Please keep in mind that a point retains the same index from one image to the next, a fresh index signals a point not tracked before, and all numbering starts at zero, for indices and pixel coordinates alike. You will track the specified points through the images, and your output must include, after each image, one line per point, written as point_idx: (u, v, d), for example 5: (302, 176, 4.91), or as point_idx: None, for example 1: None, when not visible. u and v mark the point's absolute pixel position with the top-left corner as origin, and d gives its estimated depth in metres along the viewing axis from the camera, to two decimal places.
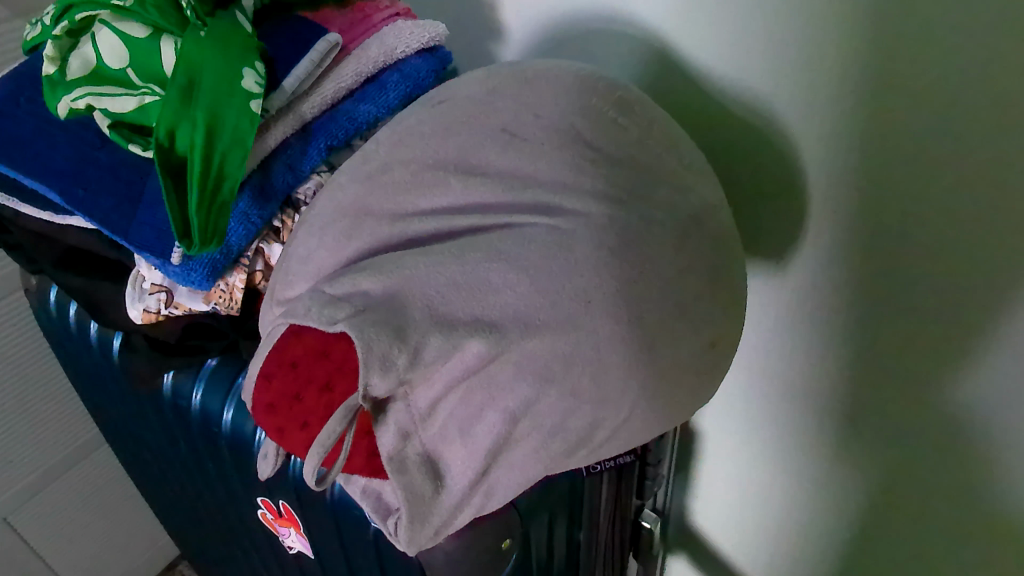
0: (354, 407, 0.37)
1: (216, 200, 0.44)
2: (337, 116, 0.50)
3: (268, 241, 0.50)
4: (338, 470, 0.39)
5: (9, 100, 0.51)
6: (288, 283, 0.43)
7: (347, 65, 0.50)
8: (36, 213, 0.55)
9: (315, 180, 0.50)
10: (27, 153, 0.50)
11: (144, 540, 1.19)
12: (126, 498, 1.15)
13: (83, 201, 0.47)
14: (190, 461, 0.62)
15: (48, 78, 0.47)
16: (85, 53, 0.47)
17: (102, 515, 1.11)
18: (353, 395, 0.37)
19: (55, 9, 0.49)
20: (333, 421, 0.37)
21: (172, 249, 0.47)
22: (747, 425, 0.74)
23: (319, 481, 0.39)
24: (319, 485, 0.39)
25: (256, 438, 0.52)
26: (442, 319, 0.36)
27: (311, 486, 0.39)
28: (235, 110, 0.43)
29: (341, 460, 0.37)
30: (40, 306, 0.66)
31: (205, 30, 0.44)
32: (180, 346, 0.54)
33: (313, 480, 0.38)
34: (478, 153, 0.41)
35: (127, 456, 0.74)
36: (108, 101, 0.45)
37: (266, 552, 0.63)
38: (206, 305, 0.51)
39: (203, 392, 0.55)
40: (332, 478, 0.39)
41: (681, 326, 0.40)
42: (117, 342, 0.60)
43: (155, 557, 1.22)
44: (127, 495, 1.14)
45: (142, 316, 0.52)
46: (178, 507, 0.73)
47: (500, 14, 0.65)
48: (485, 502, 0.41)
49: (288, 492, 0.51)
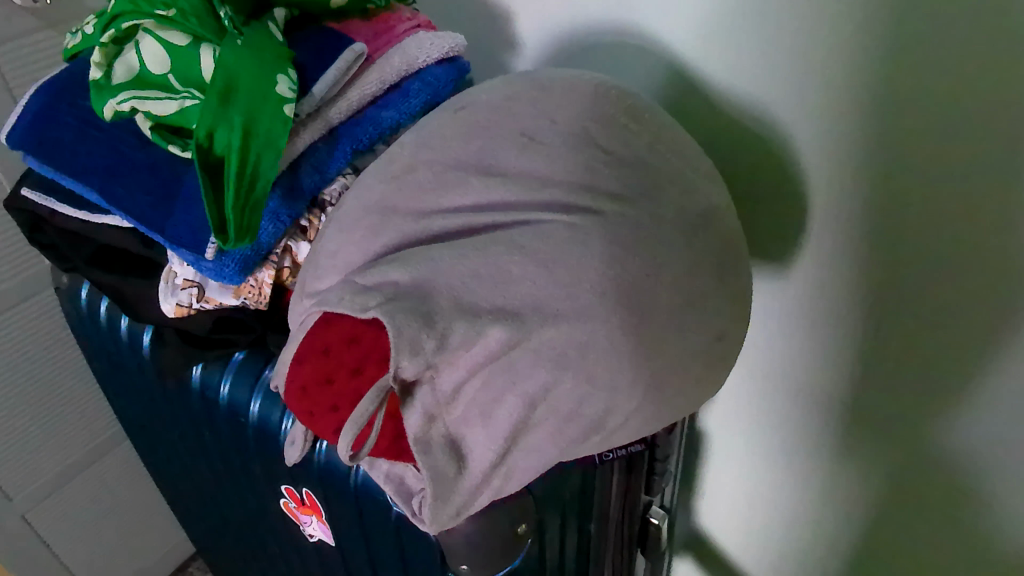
0: (384, 388, 0.38)
1: (250, 197, 0.46)
2: (362, 121, 0.54)
3: (296, 240, 0.53)
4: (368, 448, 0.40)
5: (56, 104, 0.54)
6: (318, 276, 0.45)
7: (372, 73, 0.54)
8: (71, 212, 0.59)
9: (340, 182, 0.54)
10: (71, 155, 0.53)
11: (159, 543, 1.22)
12: (144, 499, 1.17)
13: (125, 200, 0.50)
14: (215, 454, 0.64)
15: (94, 83, 0.49)
16: (128, 60, 0.48)
17: (116, 517, 1.13)
18: (383, 377, 0.38)
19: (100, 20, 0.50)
20: (366, 401, 0.39)
21: (207, 245, 0.49)
22: (753, 427, 0.75)
23: (350, 457, 0.40)
24: (351, 460, 0.40)
25: (283, 427, 0.53)
26: (466, 306, 0.38)
27: (344, 460, 0.40)
28: (268, 115, 0.46)
29: (372, 439, 0.39)
30: (71, 304, 0.69)
31: (242, 39, 0.47)
32: (210, 340, 0.56)
33: (346, 455, 0.40)
34: (500, 155, 0.44)
35: (153, 452, 0.77)
36: (150, 105, 0.47)
37: (286, 541, 0.65)
38: (236, 300, 0.53)
39: (230, 384, 0.56)
40: (364, 453, 0.40)
41: (690, 318, 0.43)
42: (147, 336, 0.61)
43: (169, 555, 1.24)
44: (145, 495, 1.17)
45: (174, 310, 0.54)
46: (201, 499, 0.76)
47: (515, 27, 0.68)
48: (504, 484, 0.43)
49: (311, 481, 0.53)
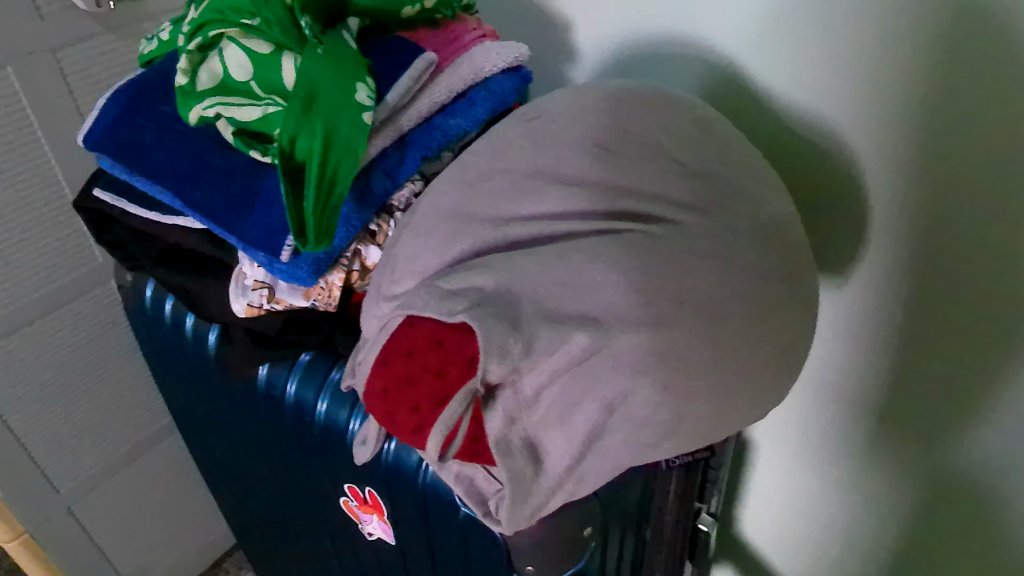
0: (471, 392, 0.40)
1: (328, 202, 0.47)
2: (432, 129, 0.55)
3: (366, 244, 0.54)
4: (455, 446, 0.42)
5: (137, 107, 0.56)
6: (394, 280, 0.46)
7: (441, 81, 0.55)
8: (142, 212, 0.61)
9: (409, 188, 0.55)
10: (149, 157, 0.54)
11: (200, 532, 1.27)
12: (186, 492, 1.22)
13: (202, 202, 0.52)
14: (273, 452, 0.65)
15: (179, 88, 0.50)
16: (212, 66, 0.50)
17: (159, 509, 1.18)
18: (471, 382, 0.40)
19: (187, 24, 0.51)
20: (454, 404, 0.40)
21: (283, 247, 0.50)
22: (804, 439, 0.75)
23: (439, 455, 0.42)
24: (440, 457, 0.42)
25: (351, 428, 0.54)
26: (551, 313, 0.39)
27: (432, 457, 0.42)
28: (349, 123, 0.47)
29: (460, 437, 0.41)
30: (135, 301, 0.70)
31: (323, 48, 0.48)
32: (278, 340, 0.57)
33: (435, 454, 0.42)
34: (572, 165, 0.45)
35: (208, 448, 0.79)
36: (235, 111, 0.48)
37: (342, 538, 0.66)
38: (306, 301, 0.54)
39: (297, 383, 0.57)
40: (451, 451, 0.42)
41: (762, 328, 0.43)
42: (212, 335, 0.63)
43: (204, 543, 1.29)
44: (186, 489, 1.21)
45: (246, 310, 0.56)
46: (254, 495, 0.77)
47: (574, 37, 0.69)
48: (577, 487, 0.43)
49: (376, 481, 0.54)
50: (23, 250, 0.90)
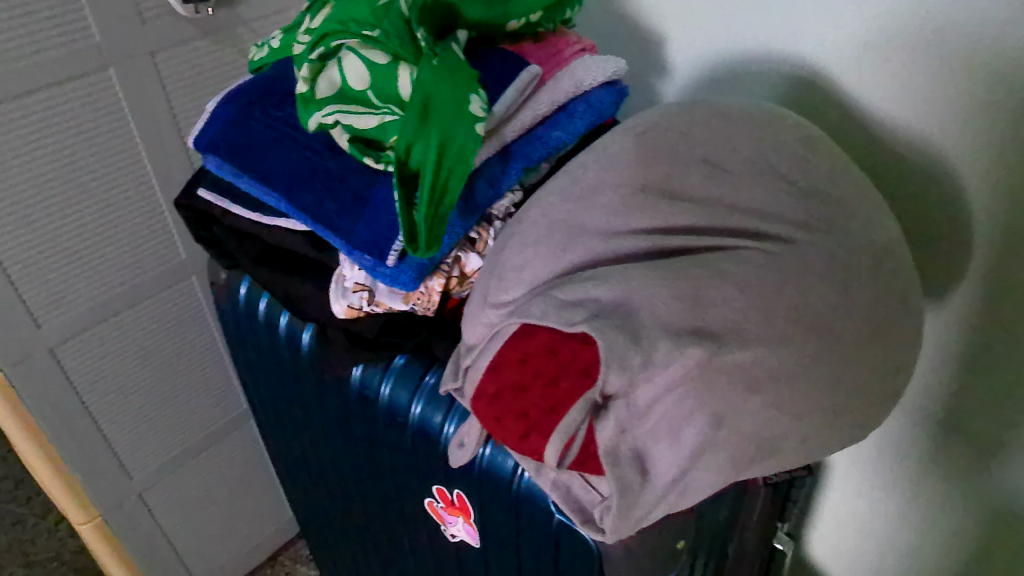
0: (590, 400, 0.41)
1: (439, 209, 0.48)
2: (533, 141, 0.56)
3: (466, 251, 0.56)
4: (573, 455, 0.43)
5: (250, 112, 0.58)
6: (502, 288, 0.48)
7: (543, 94, 0.56)
8: (245, 213, 0.63)
9: (509, 199, 0.56)
10: (261, 160, 0.56)
11: (254, 515, 1.35)
12: (247, 474, 1.30)
13: (311, 205, 0.53)
14: (358, 450, 0.67)
15: (301, 95, 0.52)
16: (330, 74, 0.51)
17: (218, 491, 1.26)
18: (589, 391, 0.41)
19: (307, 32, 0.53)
20: (575, 412, 0.41)
21: (389, 252, 0.51)
22: (893, 468, 0.73)
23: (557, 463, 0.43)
24: (558, 464, 0.43)
25: (445, 432, 0.56)
26: (671, 326, 0.40)
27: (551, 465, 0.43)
28: (462, 132, 0.48)
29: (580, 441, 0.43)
30: (229, 298, 0.73)
31: (438, 60, 0.49)
32: (374, 342, 0.58)
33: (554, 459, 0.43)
34: (685, 180, 0.46)
35: (289, 443, 0.81)
36: (354, 119, 0.49)
37: (421, 538, 0.68)
38: (405, 305, 0.56)
39: (392, 386, 0.59)
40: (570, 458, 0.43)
41: (873, 348, 0.43)
42: (307, 334, 0.65)
43: (259, 526, 1.37)
44: (246, 471, 1.30)
45: (346, 311, 0.57)
46: (330, 492, 0.79)
47: (666, 50, 0.70)
48: (678, 501, 0.43)
49: (469, 483, 0.56)
50: (115, 246, 0.97)
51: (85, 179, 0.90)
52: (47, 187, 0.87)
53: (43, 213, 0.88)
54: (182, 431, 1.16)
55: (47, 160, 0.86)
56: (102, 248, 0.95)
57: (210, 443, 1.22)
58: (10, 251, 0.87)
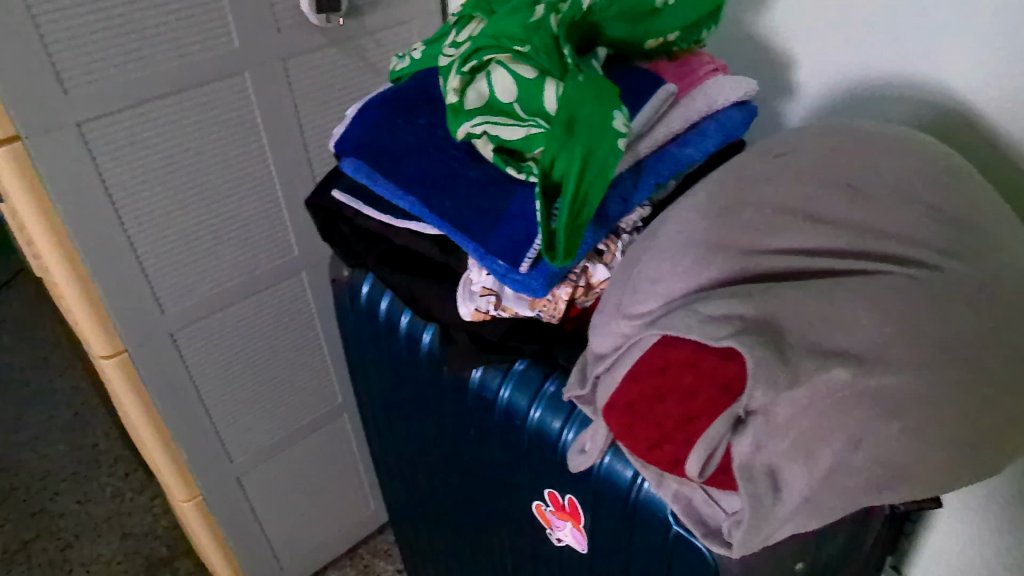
0: (735, 415, 0.42)
1: (577, 220, 0.50)
2: (665, 157, 0.57)
3: (593, 262, 0.57)
4: (715, 464, 0.43)
5: (393, 121, 0.61)
6: (636, 299, 0.48)
7: (677, 112, 0.57)
8: (377, 215, 0.66)
9: (638, 213, 0.58)
10: (402, 165, 0.59)
11: (336, 502, 1.42)
12: (335, 466, 1.36)
13: (451, 210, 0.56)
14: (468, 450, 0.69)
15: (450, 105, 0.55)
16: (479, 87, 0.54)
17: (307, 478, 1.33)
18: (734, 406, 0.42)
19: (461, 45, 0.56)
20: (716, 425, 0.42)
21: (523, 259, 0.53)
22: (1008, 515, 0.70)
23: (698, 471, 0.43)
24: (700, 472, 0.43)
25: (564, 438, 0.57)
26: (817, 347, 0.41)
27: (692, 472, 0.43)
28: (605, 148, 0.49)
29: (722, 450, 0.43)
30: (351, 295, 0.76)
31: (583, 75, 0.50)
32: (499, 345, 0.60)
33: (695, 467, 0.43)
34: (828, 204, 0.46)
35: (393, 437, 0.84)
36: (500, 130, 0.52)
37: (523, 540, 0.69)
38: (531, 311, 0.58)
39: (511, 389, 0.61)
40: (711, 467, 0.43)
41: (1016, 383, 0.43)
42: (428, 334, 0.67)
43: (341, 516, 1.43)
44: (334, 463, 1.35)
45: (473, 314, 0.60)
46: (432, 487, 0.82)
47: (795, 73, 0.70)
48: (807, 521, 0.44)
49: (585, 488, 0.57)
50: (236, 241, 1.02)
51: (215, 177, 0.96)
52: (181, 182, 0.94)
53: (175, 206, 0.95)
54: (281, 420, 1.22)
55: (183, 158, 0.93)
56: (224, 243, 1.01)
57: (305, 433, 1.27)
58: (144, 241, 0.94)
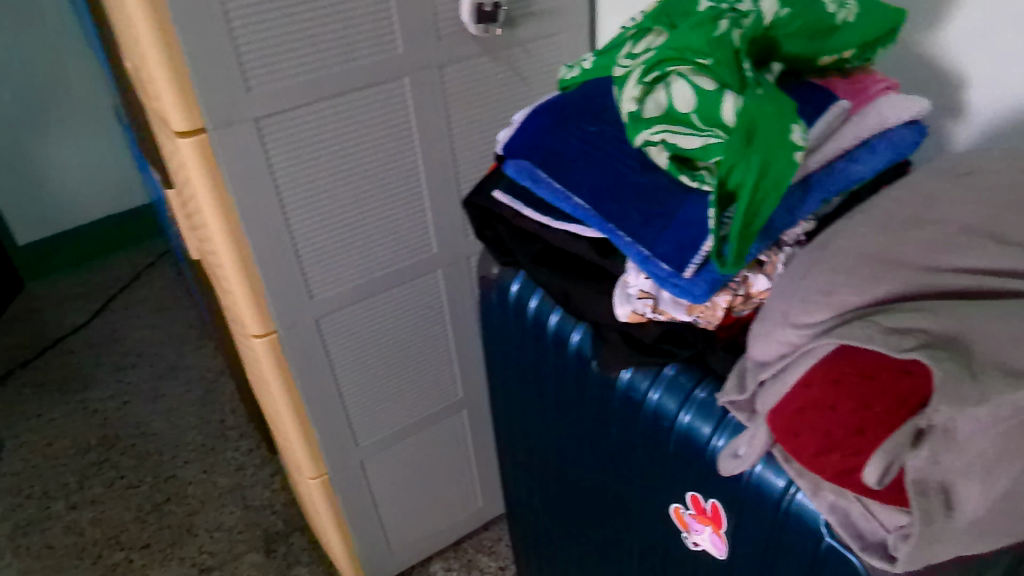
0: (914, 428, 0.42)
1: (749, 229, 0.52)
2: (833, 172, 0.58)
3: (754, 272, 0.58)
4: (894, 474, 0.42)
5: (563, 128, 0.64)
6: (806, 309, 0.48)
7: (849, 129, 0.58)
8: (536, 216, 0.69)
9: (803, 227, 0.59)
10: (571, 170, 0.62)
11: (447, 495, 1.46)
12: (450, 460, 1.41)
13: (619, 214, 0.58)
14: (607, 449, 0.71)
15: (629, 114, 0.58)
16: (658, 98, 0.56)
17: (423, 469, 1.38)
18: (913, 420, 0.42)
19: (641, 56, 0.58)
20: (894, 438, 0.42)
21: (688, 264, 0.54)
22: None
23: (876, 481, 0.42)
24: (878, 480, 0.42)
25: (713, 445, 0.58)
26: (1003, 366, 0.41)
27: (868, 481, 0.42)
28: (782, 160, 0.51)
29: (900, 462, 0.42)
30: (500, 292, 0.79)
31: (762, 89, 0.52)
32: (652, 347, 0.62)
33: (873, 475, 0.42)
34: (1013, 227, 0.48)
35: (528, 431, 0.87)
36: (678, 139, 0.55)
37: (655, 543, 0.71)
38: (688, 316, 0.59)
39: (661, 392, 0.62)
40: (891, 476, 0.42)
41: None
42: (577, 334, 0.70)
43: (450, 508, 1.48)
44: (449, 457, 1.40)
45: (629, 316, 0.62)
46: (561, 484, 0.85)
47: (966, 95, 0.68)
48: (974, 540, 0.44)
49: (730, 494, 0.58)
50: (382, 236, 1.08)
51: (370, 175, 1.03)
52: (340, 178, 1.00)
53: (333, 201, 1.02)
54: (406, 410, 1.28)
55: (344, 155, 0.99)
56: (371, 237, 1.07)
57: (426, 425, 1.32)
58: (303, 231, 1.01)
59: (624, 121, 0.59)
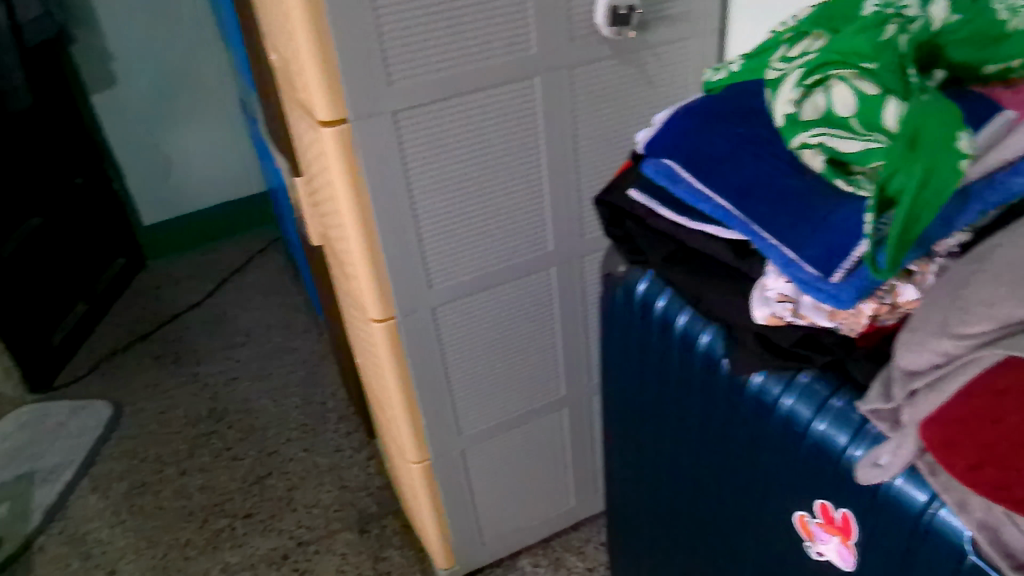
0: None
1: (908, 235, 0.50)
2: (993, 184, 0.55)
3: (902, 281, 0.57)
4: None
5: (708, 129, 0.65)
6: (965, 320, 0.48)
7: (1014, 139, 0.53)
8: (672, 214, 0.69)
9: (957, 237, 0.57)
10: (716, 170, 0.63)
11: (542, 491, 1.48)
12: (547, 456, 1.42)
13: (765, 216, 0.59)
14: (729, 452, 0.71)
15: (787, 116, 0.58)
16: (816, 100, 0.56)
17: (521, 463, 1.40)
18: None
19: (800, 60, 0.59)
20: None
21: (837, 269, 0.54)
22: None
23: None
24: None
25: (848, 454, 0.58)
26: None
27: None
28: (948, 167, 0.49)
29: None
30: (625, 291, 0.81)
31: (929, 95, 0.51)
32: (789, 352, 0.62)
33: None
34: None
35: (642, 430, 0.88)
36: (836, 143, 0.55)
37: (773, 550, 0.70)
38: (830, 321, 0.58)
39: (795, 399, 0.62)
40: None
41: None
42: (706, 336, 0.70)
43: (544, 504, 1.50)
44: (547, 453, 1.42)
45: (767, 318, 0.61)
46: (673, 484, 0.85)
47: None
48: None
49: (863, 505, 0.57)
50: (501, 232, 1.11)
51: (495, 171, 1.05)
52: (466, 172, 1.04)
53: (458, 193, 1.05)
54: (509, 404, 1.30)
55: (472, 150, 1.02)
56: (491, 233, 1.10)
57: (527, 419, 1.34)
58: (428, 222, 1.05)
59: (779, 123, 0.60)
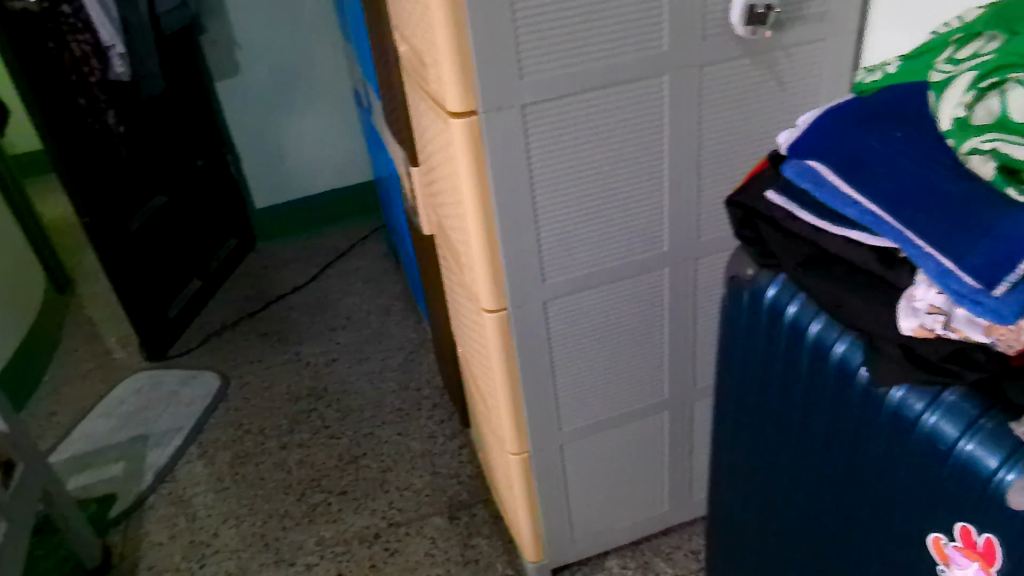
0: None
1: None
2: None
3: None
4: None
5: (862, 132, 0.64)
6: None
7: None
8: (811, 218, 0.68)
9: None
10: (868, 173, 0.62)
11: (637, 493, 1.47)
12: (645, 458, 1.41)
13: (921, 224, 0.56)
14: (858, 466, 0.69)
15: (955, 121, 0.58)
16: (990, 105, 0.55)
17: (618, 463, 1.39)
18: None
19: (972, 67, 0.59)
20: None
21: (999, 282, 0.52)
22: None
23: None
24: None
25: (998, 479, 0.55)
26: None
27: None
28: None
29: None
30: (752, 295, 0.79)
31: None
32: (937, 367, 0.60)
33: None
34: None
35: (759, 437, 0.86)
36: (1012, 149, 0.53)
37: (900, 571, 0.68)
38: (985, 337, 0.55)
39: (939, 416, 0.60)
40: None
41: None
42: (842, 345, 0.68)
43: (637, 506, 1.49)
44: (644, 455, 1.41)
45: (915, 329, 0.59)
46: (790, 495, 0.83)
47: None
48: None
49: (1012, 533, 0.54)
50: (617, 230, 1.11)
51: (616, 169, 1.05)
52: (589, 169, 1.04)
53: (579, 189, 1.05)
54: (611, 403, 1.30)
55: (596, 147, 1.03)
56: (607, 230, 1.10)
57: (627, 419, 1.33)
58: (547, 216, 1.06)
59: (945, 129, 0.59)
